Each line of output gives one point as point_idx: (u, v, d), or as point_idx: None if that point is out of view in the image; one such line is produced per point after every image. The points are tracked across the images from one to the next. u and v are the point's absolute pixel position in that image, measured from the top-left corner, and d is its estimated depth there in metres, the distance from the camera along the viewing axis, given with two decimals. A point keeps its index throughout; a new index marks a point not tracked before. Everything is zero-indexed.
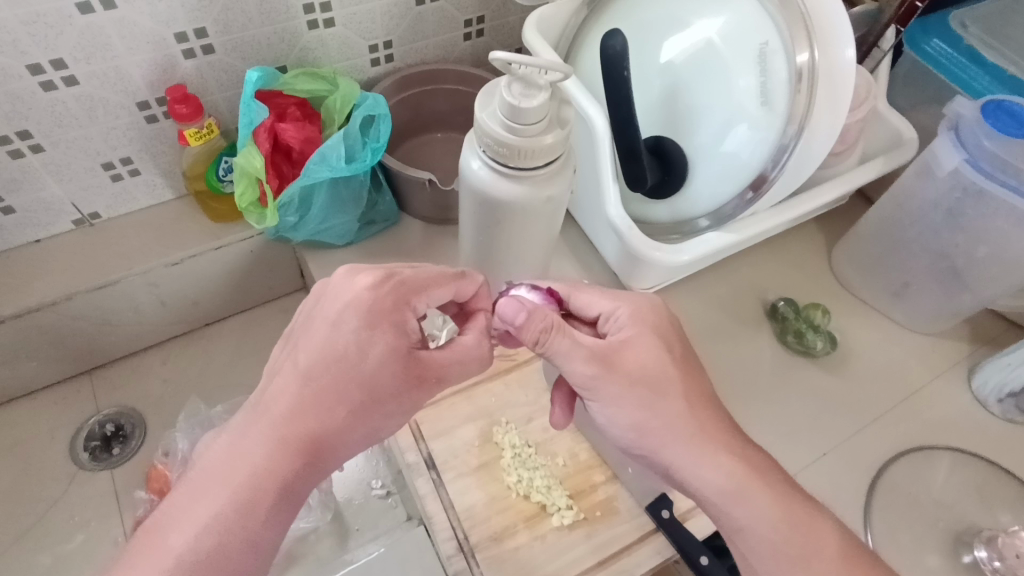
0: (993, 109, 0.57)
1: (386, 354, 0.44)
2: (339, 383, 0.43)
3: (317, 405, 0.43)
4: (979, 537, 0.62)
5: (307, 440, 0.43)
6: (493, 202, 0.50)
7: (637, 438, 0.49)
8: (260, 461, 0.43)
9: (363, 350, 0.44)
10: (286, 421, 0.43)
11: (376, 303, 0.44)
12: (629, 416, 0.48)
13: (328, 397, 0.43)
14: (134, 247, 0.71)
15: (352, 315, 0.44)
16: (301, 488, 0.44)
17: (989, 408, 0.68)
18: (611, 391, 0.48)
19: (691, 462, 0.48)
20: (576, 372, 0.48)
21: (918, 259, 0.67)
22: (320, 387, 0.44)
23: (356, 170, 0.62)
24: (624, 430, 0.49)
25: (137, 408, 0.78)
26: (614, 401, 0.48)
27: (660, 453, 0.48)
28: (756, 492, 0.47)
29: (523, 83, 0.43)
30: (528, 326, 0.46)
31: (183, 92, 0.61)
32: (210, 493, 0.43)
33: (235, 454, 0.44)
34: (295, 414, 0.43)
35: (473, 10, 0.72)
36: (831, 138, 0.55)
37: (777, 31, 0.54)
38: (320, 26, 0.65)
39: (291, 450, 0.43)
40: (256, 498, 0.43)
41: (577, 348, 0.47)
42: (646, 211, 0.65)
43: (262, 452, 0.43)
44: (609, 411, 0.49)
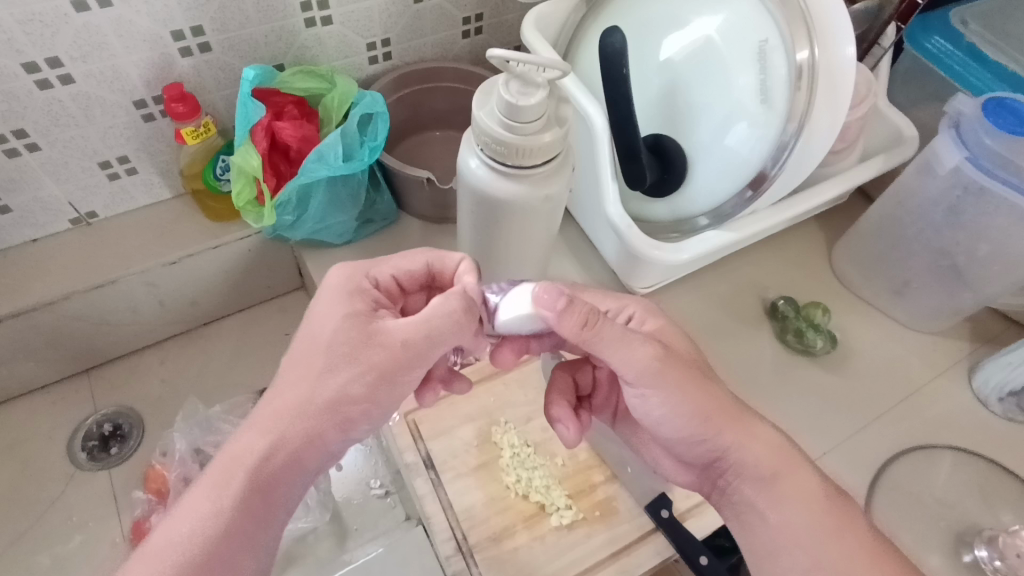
0: (994, 107, 0.57)
1: (346, 319, 0.45)
2: (306, 355, 0.44)
3: (303, 388, 0.43)
4: (980, 537, 0.61)
5: (294, 427, 0.43)
6: (491, 201, 0.50)
7: (692, 432, 0.48)
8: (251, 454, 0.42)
9: (327, 323, 0.45)
10: (274, 413, 0.43)
11: (341, 284, 0.48)
12: (683, 410, 0.47)
13: (309, 379, 0.43)
14: (131, 246, 0.71)
15: (330, 298, 0.46)
16: (275, 474, 0.42)
17: (990, 407, 0.68)
18: (657, 385, 0.47)
19: (732, 445, 0.47)
20: (630, 365, 0.46)
21: (919, 258, 0.67)
22: (293, 367, 0.44)
23: (354, 168, 0.62)
24: (678, 425, 0.48)
25: (136, 408, 0.78)
26: (661, 396, 0.47)
27: (714, 446, 0.47)
28: (797, 473, 0.46)
29: (521, 81, 0.43)
30: (571, 320, 0.45)
31: (181, 90, 0.61)
32: (200, 494, 0.42)
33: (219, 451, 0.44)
34: (280, 407, 0.43)
35: (472, 7, 0.72)
36: (831, 136, 0.55)
37: (777, 29, 0.54)
38: (317, 24, 0.65)
39: (267, 432, 0.43)
40: (229, 485, 0.41)
41: (626, 339, 0.46)
42: (645, 210, 0.65)
43: (252, 445, 0.43)
44: (664, 406, 0.47)
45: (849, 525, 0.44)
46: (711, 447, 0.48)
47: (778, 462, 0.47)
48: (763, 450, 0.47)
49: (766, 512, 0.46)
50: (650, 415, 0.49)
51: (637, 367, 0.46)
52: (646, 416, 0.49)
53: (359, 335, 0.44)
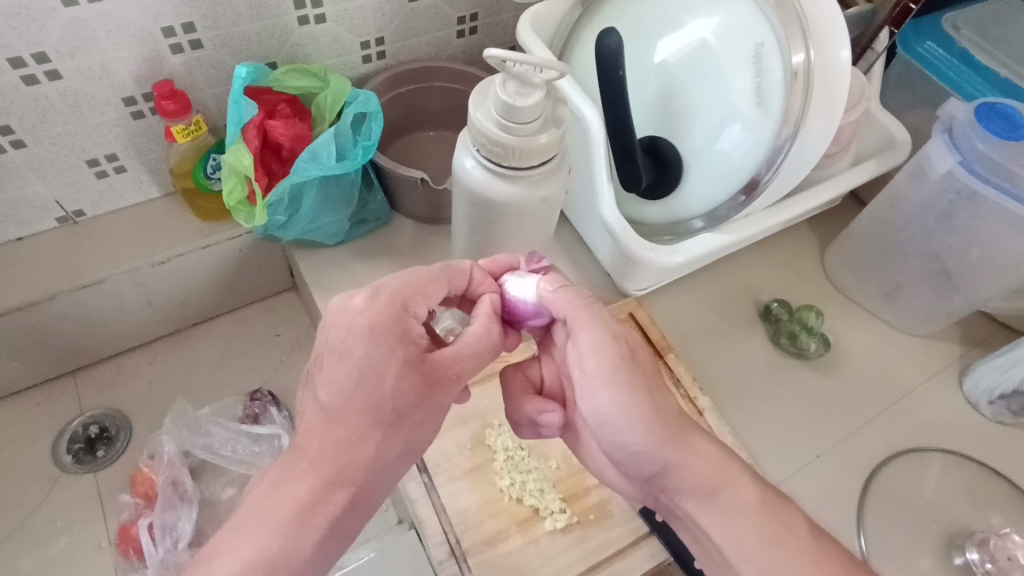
0: (986, 112, 0.57)
1: (401, 369, 0.42)
2: (360, 408, 0.42)
3: (359, 454, 0.42)
4: (971, 539, 0.62)
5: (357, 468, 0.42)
6: (487, 203, 0.48)
7: (646, 443, 0.46)
8: (316, 482, 0.41)
9: (378, 370, 0.42)
10: (325, 455, 0.42)
11: (380, 325, 0.43)
12: (633, 409, 0.46)
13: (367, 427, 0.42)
14: (119, 246, 0.69)
15: (377, 317, 0.43)
16: (348, 521, 0.42)
17: (980, 409, 0.68)
18: (610, 375, 0.47)
19: (674, 461, 0.46)
20: (590, 351, 0.48)
21: (912, 261, 0.67)
22: (349, 416, 0.42)
23: (347, 168, 0.61)
24: (628, 431, 0.46)
25: (123, 410, 0.77)
26: (608, 389, 0.46)
27: (659, 456, 0.46)
28: (735, 487, 0.46)
29: (517, 82, 0.42)
30: (567, 297, 0.49)
31: (171, 88, 0.60)
32: (268, 524, 0.40)
33: (273, 493, 0.42)
34: (330, 453, 0.42)
35: (467, 7, 0.72)
36: (828, 136, 0.55)
37: (772, 32, 0.54)
38: (311, 23, 0.64)
39: (327, 482, 0.41)
40: (301, 534, 0.40)
41: (595, 328, 0.48)
42: (638, 212, 0.65)
43: (311, 473, 0.41)
44: (618, 407, 0.46)
45: (789, 531, 0.44)
46: (653, 464, 0.47)
47: (718, 477, 0.46)
48: (703, 470, 0.46)
49: (704, 525, 0.46)
50: (593, 409, 0.47)
51: (599, 358, 0.47)
52: (594, 418, 0.48)
53: (420, 380, 0.43)
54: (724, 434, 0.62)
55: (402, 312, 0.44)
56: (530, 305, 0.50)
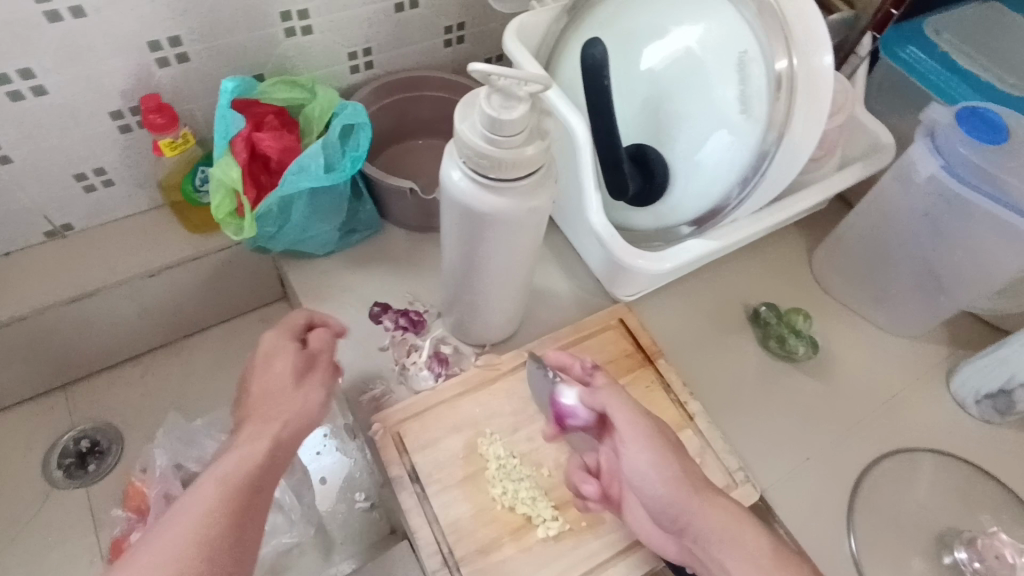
0: (969, 116, 0.58)
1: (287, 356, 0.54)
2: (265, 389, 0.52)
3: (275, 414, 0.50)
4: (959, 539, 0.62)
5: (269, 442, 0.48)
6: (475, 215, 0.49)
7: (672, 496, 0.49)
8: (238, 461, 0.46)
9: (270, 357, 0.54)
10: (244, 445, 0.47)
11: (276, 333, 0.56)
12: (666, 471, 0.50)
13: (274, 413, 0.51)
14: (109, 259, 0.69)
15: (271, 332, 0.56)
16: (268, 481, 0.46)
17: (968, 410, 0.69)
18: (643, 439, 0.51)
19: (698, 509, 0.49)
20: (626, 420, 0.52)
21: (897, 264, 0.68)
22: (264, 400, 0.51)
23: (336, 179, 0.61)
24: (660, 483, 0.50)
25: (114, 424, 0.76)
26: (641, 451, 0.51)
27: (684, 504, 0.49)
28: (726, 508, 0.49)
29: (502, 95, 0.42)
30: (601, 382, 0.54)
31: (158, 102, 0.60)
32: (209, 493, 0.43)
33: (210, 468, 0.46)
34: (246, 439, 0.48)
35: (454, 16, 0.72)
36: (812, 141, 0.55)
37: (755, 40, 0.55)
38: (298, 34, 0.64)
39: (253, 441, 0.48)
40: (229, 494, 0.43)
41: (623, 404, 0.52)
42: (628, 219, 0.65)
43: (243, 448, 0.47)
44: (651, 466, 0.50)
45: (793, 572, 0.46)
46: (678, 506, 0.49)
47: (732, 525, 0.48)
48: (719, 516, 0.49)
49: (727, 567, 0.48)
50: (631, 470, 0.51)
51: (634, 427, 0.51)
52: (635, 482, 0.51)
53: (305, 362, 0.54)
54: (716, 438, 0.63)
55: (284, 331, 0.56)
56: (575, 409, 0.56)
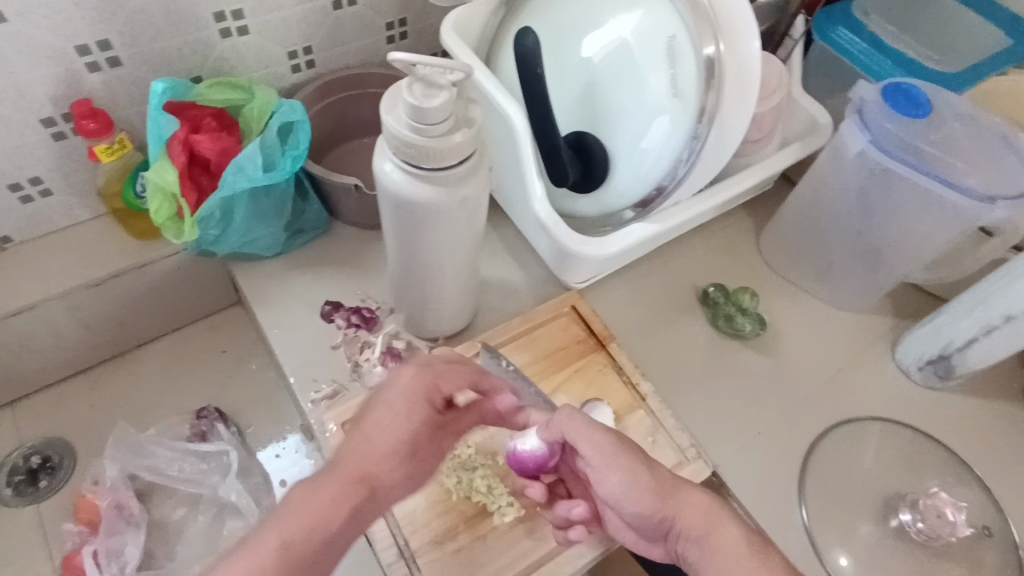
0: (893, 92, 0.60)
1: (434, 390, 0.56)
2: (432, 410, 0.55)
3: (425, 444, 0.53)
4: (904, 501, 0.64)
5: (349, 503, 0.48)
6: (410, 206, 0.49)
7: (647, 507, 0.48)
8: (342, 480, 0.49)
9: (448, 387, 0.56)
10: (313, 500, 0.47)
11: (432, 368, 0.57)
12: (639, 484, 0.48)
13: (420, 452, 0.52)
14: (50, 271, 0.68)
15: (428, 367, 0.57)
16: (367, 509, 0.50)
17: (911, 376, 0.71)
18: (614, 464, 0.49)
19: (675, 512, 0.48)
20: (589, 442, 0.49)
21: (837, 239, 0.70)
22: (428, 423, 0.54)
23: (275, 179, 0.61)
24: (633, 501, 0.48)
25: (66, 438, 0.75)
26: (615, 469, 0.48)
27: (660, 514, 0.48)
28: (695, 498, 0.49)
29: (424, 84, 0.42)
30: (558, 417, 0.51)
31: (90, 107, 0.59)
32: (329, 497, 0.48)
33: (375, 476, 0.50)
34: (324, 495, 0.47)
35: (394, 13, 0.72)
36: (742, 124, 0.57)
37: (683, 25, 0.56)
38: (234, 35, 0.64)
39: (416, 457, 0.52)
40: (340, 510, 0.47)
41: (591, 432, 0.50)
42: (572, 207, 0.66)
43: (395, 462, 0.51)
44: (622, 485, 0.48)
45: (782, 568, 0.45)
46: (654, 515, 0.48)
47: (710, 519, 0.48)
48: (696, 512, 0.48)
49: None
50: (605, 495, 0.49)
51: (596, 445, 0.49)
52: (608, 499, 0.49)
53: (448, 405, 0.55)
54: (667, 417, 0.64)
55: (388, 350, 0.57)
56: (541, 448, 0.53)
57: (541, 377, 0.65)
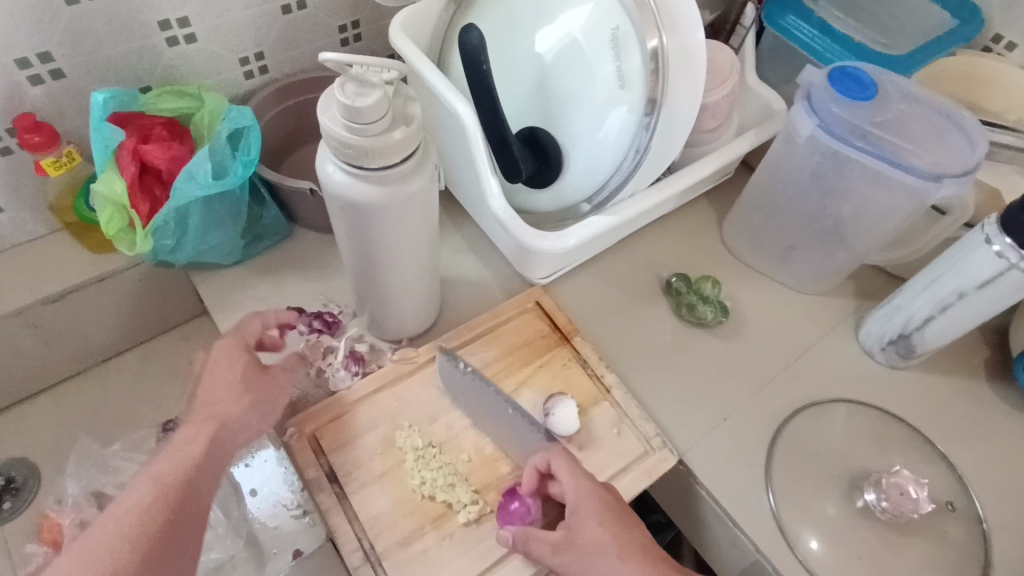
0: (840, 75, 0.60)
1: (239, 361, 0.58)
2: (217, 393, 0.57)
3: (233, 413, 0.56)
4: (869, 481, 0.64)
5: (206, 438, 0.54)
6: (358, 206, 0.48)
7: None
8: (172, 463, 0.52)
9: (231, 361, 0.58)
10: (183, 447, 0.53)
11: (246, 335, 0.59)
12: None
13: (214, 410, 0.56)
14: (4, 289, 0.67)
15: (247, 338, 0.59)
16: (213, 465, 0.54)
17: (875, 357, 0.72)
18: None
19: None
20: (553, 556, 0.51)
21: (795, 224, 0.71)
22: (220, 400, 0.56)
23: (226, 186, 0.60)
24: None
25: (29, 458, 0.74)
26: (602, 530, 0.51)
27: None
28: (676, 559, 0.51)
29: (357, 83, 0.42)
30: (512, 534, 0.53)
31: (34, 120, 0.58)
32: (134, 501, 0.50)
33: (179, 461, 0.52)
34: (180, 440, 0.54)
35: (346, 15, 0.72)
36: (692, 114, 0.59)
37: (627, 17, 0.56)
38: (181, 42, 0.63)
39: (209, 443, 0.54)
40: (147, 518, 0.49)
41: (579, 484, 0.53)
42: (531, 202, 0.66)
43: (174, 470, 0.52)
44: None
45: None
46: None
47: None
48: None
49: None
50: None
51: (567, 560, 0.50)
52: None
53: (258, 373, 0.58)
54: (632, 407, 0.64)
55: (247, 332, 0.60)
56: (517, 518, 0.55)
57: (504, 373, 0.65)
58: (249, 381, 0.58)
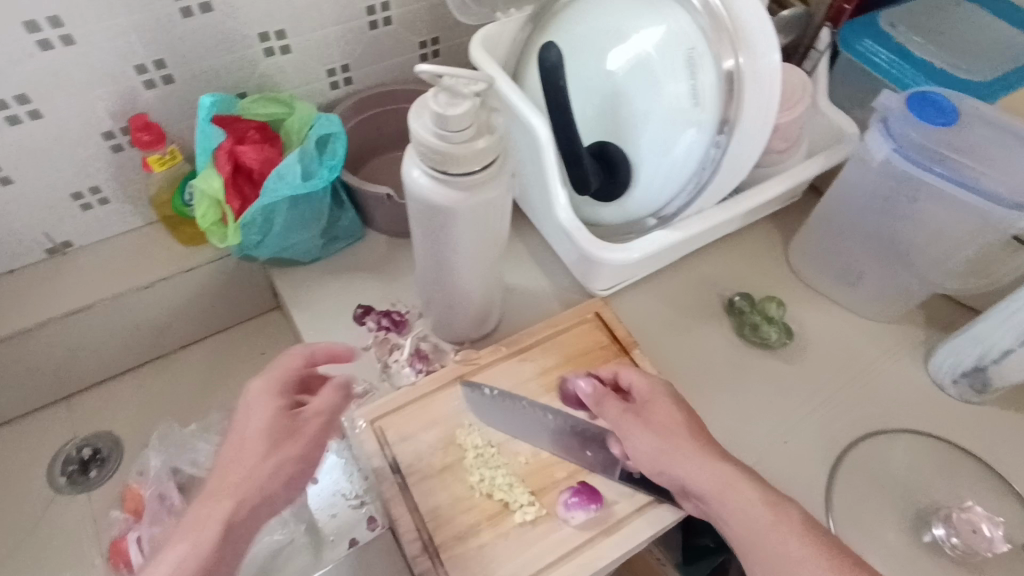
0: (919, 100, 0.60)
1: (266, 409, 0.51)
2: (251, 446, 0.49)
3: (245, 479, 0.47)
4: (937, 515, 0.63)
5: (218, 525, 0.45)
6: (437, 210, 0.51)
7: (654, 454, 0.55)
8: (181, 554, 0.43)
9: (252, 413, 0.51)
10: (187, 531, 0.45)
11: (277, 382, 0.53)
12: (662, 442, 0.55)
13: (240, 480, 0.47)
14: (105, 273, 0.73)
15: (272, 387, 0.52)
16: (240, 532, 0.46)
17: (946, 390, 0.70)
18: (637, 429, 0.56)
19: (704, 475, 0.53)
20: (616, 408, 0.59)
21: (865, 249, 0.70)
22: (248, 449, 0.49)
23: (313, 187, 0.64)
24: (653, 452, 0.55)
25: (115, 432, 0.79)
26: (666, 404, 0.58)
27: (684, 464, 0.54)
28: (743, 486, 0.52)
29: (449, 94, 0.44)
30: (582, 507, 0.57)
31: (145, 120, 0.65)
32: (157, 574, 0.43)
33: (185, 544, 0.44)
34: (194, 520, 0.46)
35: (427, 32, 0.76)
36: (763, 136, 0.59)
37: (703, 38, 0.58)
38: (276, 54, 0.68)
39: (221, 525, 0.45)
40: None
41: (647, 427, 0.56)
42: (596, 215, 0.67)
43: (190, 544, 0.44)
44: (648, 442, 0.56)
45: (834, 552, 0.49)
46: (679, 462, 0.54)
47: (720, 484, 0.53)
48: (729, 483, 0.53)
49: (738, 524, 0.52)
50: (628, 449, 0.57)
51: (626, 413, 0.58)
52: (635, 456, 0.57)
53: (287, 425, 0.51)
54: None
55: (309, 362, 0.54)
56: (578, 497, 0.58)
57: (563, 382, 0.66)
58: (275, 435, 0.50)
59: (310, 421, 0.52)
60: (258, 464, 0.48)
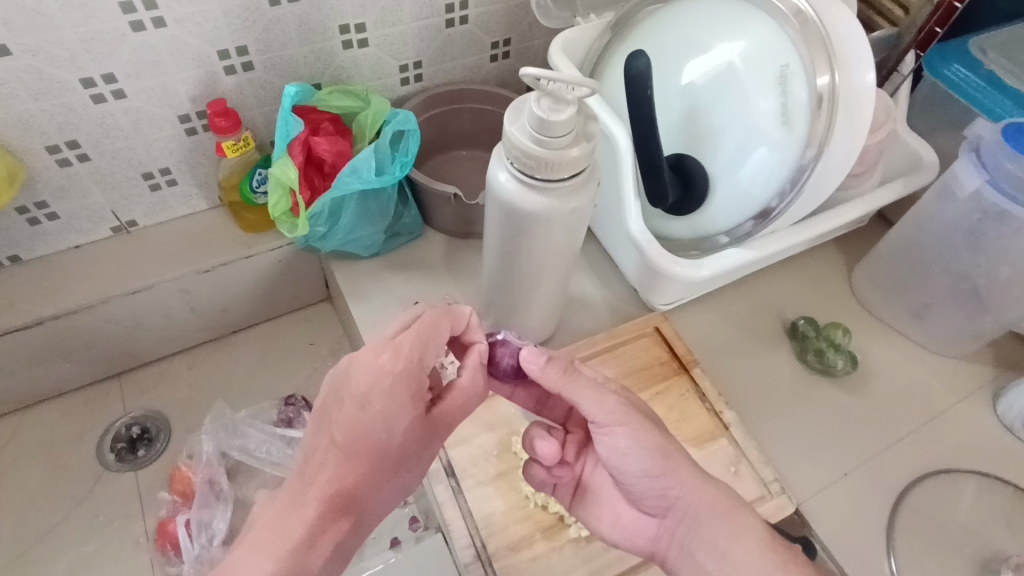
0: (1013, 132, 0.57)
1: (410, 422, 0.46)
2: (371, 455, 0.45)
3: (358, 482, 0.46)
4: (1006, 564, 0.61)
5: (325, 523, 0.45)
6: (518, 214, 0.51)
7: (650, 462, 0.48)
8: (287, 531, 0.45)
9: (405, 424, 0.45)
10: (287, 520, 0.45)
11: (398, 385, 0.45)
12: (649, 446, 0.48)
13: (343, 484, 0.46)
14: (168, 254, 0.73)
15: (390, 389, 0.45)
16: (350, 535, 0.47)
17: (1015, 432, 0.67)
18: (629, 427, 0.48)
19: (696, 493, 0.48)
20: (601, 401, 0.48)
21: (940, 281, 0.67)
22: (364, 457, 0.46)
23: (386, 182, 0.64)
24: (638, 457, 0.48)
25: (163, 412, 0.80)
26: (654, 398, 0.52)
27: (672, 481, 0.48)
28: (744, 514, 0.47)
29: (552, 99, 0.44)
30: None
31: (224, 106, 0.64)
32: (269, 552, 0.45)
33: (283, 524, 0.45)
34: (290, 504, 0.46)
35: (500, 33, 0.75)
36: (850, 157, 0.56)
37: (797, 55, 0.56)
38: (354, 46, 0.68)
39: (332, 516, 0.46)
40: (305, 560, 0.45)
41: (643, 430, 0.48)
42: (666, 227, 0.66)
43: (298, 530, 0.45)
44: (632, 445, 0.48)
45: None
46: (671, 472, 0.48)
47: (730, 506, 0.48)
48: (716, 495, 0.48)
49: (722, 550, 0.46)
50: (614, 451, 0.49)
51: (607, 406, 0.48)
52: (610, 454, 0.49)
53: (422, 434, 0.47)
54: (750, 448, 0.63)
55: (451, 315, 0.49)
56: None
57: None
58: (418, 442, 0.47)
59: (445, 429, 0.48)
60: (377, 472, 0.46)
